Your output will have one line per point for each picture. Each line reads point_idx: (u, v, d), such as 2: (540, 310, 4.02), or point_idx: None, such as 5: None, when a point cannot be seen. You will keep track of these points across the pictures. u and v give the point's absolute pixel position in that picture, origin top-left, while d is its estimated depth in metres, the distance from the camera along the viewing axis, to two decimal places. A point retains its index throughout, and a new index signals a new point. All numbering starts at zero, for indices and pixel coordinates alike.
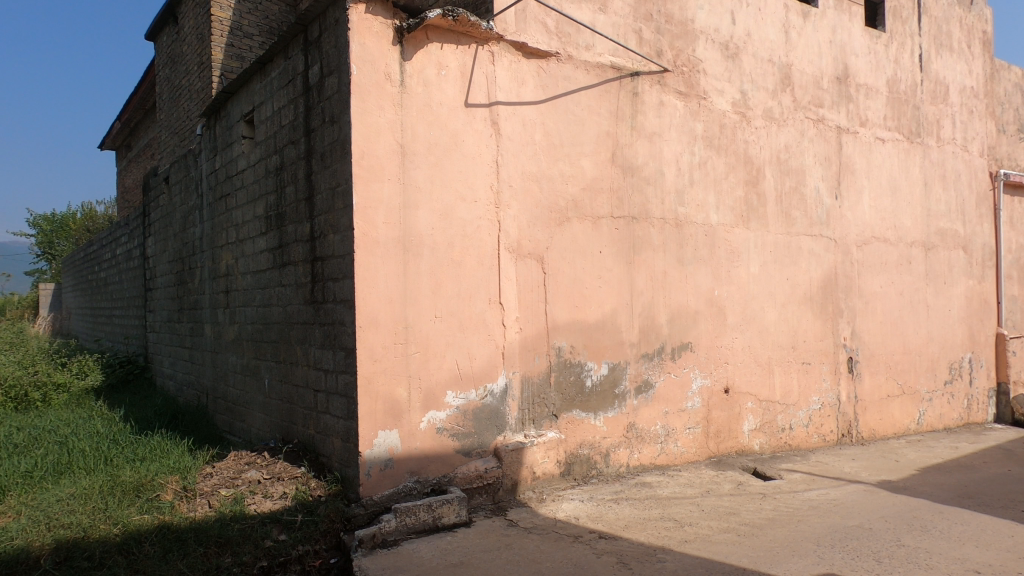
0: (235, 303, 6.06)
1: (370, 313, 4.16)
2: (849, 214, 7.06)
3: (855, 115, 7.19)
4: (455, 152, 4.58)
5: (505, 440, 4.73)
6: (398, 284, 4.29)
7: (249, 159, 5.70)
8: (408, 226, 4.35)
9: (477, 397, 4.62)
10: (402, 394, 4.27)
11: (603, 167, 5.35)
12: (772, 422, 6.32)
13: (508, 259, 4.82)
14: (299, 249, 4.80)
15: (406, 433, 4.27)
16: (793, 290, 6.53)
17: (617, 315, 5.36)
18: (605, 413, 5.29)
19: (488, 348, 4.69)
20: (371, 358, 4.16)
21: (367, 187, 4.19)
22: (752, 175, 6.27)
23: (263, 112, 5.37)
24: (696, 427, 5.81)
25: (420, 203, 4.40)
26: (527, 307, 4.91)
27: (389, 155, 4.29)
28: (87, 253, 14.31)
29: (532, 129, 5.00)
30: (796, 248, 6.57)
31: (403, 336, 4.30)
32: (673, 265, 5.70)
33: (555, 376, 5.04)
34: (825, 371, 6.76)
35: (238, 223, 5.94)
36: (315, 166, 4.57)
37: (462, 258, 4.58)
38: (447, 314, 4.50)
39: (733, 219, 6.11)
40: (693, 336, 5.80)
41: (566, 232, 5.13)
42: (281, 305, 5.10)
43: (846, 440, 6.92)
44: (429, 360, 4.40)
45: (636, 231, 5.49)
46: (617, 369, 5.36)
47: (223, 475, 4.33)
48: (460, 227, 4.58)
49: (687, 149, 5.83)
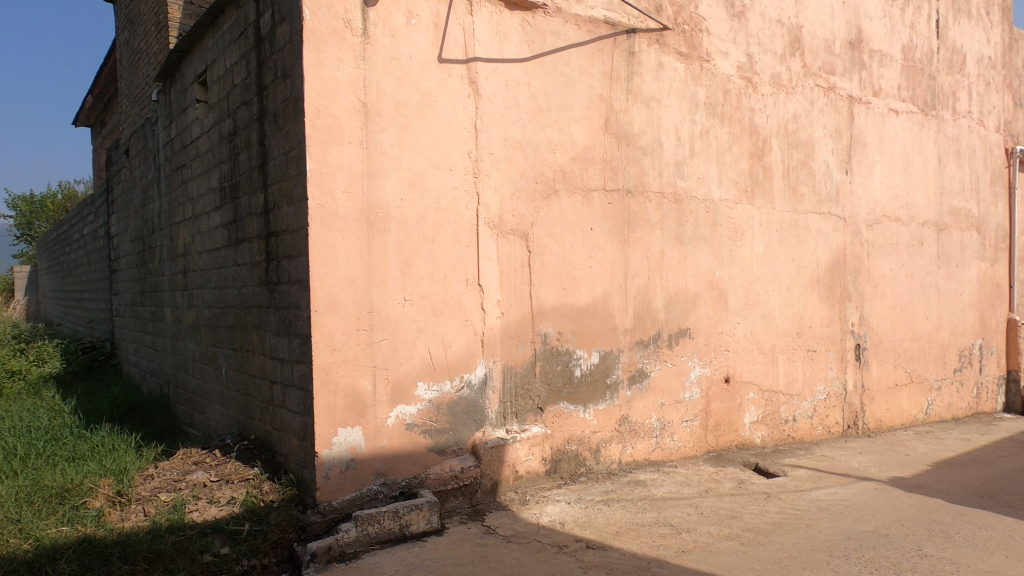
0: (193, 285, 5.53)
1: (329, 295, 3.66)
2: (860, 191, 6.58)
3: (868, 84, 6.66)
4: (427, 113, 4.04)
5: (484, 436, 4.29)
6: (362, 262, 3.77)
7: (203, 125, 5.13)
8: (374, 197, 3.82)
9: (453, 389, 4.15)
10: (367, 387, 3.79)
11: (595, 134, 4.82)
12: (775, 414, 5.90)
13: (488, 235, 4.32)
14: (253, 223, 4.27)
15: (371, 431, 3.80)
16: (800, 272, 6.06)
17: (610, 298, 4.88)
18: (595, 405, 4.83)
19: (466, 335, 4.21)
20: (331, 347, 3.66)
21: (325, 151, 3.65)
22: (758, 147, 5.76)
23: (216, 71, 4.80)
24: (694, 420, 5.37)
25: (387, 172, 3.87)
26: (510, 290, 4.43)
27: (350, 115, 3.74)
28: (59, 235, 13.70)
29: (516, 90, 4.46)
30: (803, 226, 6.09)
31: (368, 321, 3.79)
32: (671, 244, 5.20)
33: (541, 366, 4.57)
34: (831, 359, 6.33)
35: (194, 196, 5.39)
36: (268, 129, 4.02)
37: (435, 233, 4.07)
38: (418, 297, 4.00)
39: (737, 194, 5.61)
40: (692, 321, 5.34)
41: (554, 206, 4.63)
42: (237, 287, 4.59)
43: (852, 432, 6.52)
44: (398, 349, 3.91)
45: (631, 206, 4.99)
46: (609, 358, 4.89)
47: (166, 477, 3.87)
48: (433, 199, 4.06)
49: (688, 117, 5.31)
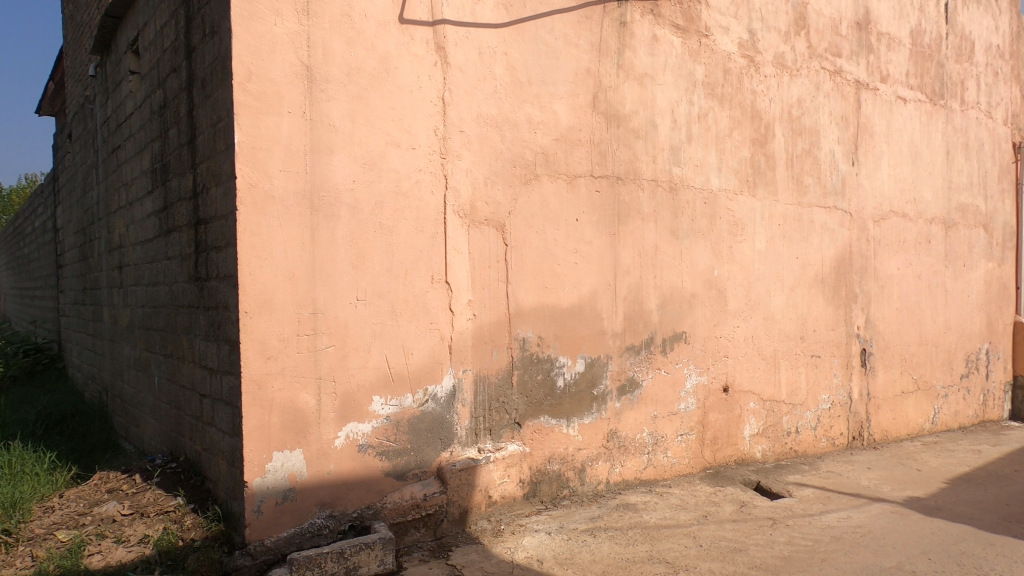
0: (128, 282, 4.88)
1: (262, 294, 3.06)
2: (867, 183, 6.10)
3: (876, 69, 6.18)
4: (386, 81, 3.46)
5: (451, 457, 3.72)
6: (304, 255, 3.18)
7: (136, 100, 4.50)
8: (320, 177, 3.23)
9: (415, 404, 3.58)
10: (310, 402, 3.19)
11: (581, 113, 4.26)
12: (777, 426, 5.40)
13: (458, 226, 3.75)
14: (182, 209, 3.66)
15: (314, 454, 3.21)
16: (804, 271, 5.56)
17: (597, 298, 4.33)
18: (580, 419, 4.28)
19: (430, 341, 3.64)
20: (264, 354, 3.06)
21: (259, 121, 3.04)
22: (760, 133, 5.24)
23: (147, 36, 4.18)
24: (690, 434, 4.84)
25: (336, 149, 3.27)
26: (483, 288, 3.86)
27: (289, 80, 3.13)
28: (14, 229, 12.85)
29: (490, 59, 3.89)
30: (807, 221, 5.59)
31: (311, 324, 3.20)
32: (665, 238, 4.66)
33: (519, 376, 4.01)
34: (836, 365, 5.84)
35: (128, 181, 4.75)
36: (196, 98, 3.41)
37: (394, 222, 3.49)
38: (374, 297, 3.42)
39: (737, 184, 5.09)
40: (688, 324, 4.81)
41: (535, 193, 4.07)
42: (167, 283, 3.97)
43: (857, 444, 6.04)
44: (348, 357, 3.32)
45: (621, 195, 4.45)
46: (596, 366, 4.34)
47: (68, 510, 3.29)
48: (391, 181, 3.48)
49: (685, 97, 4.77)
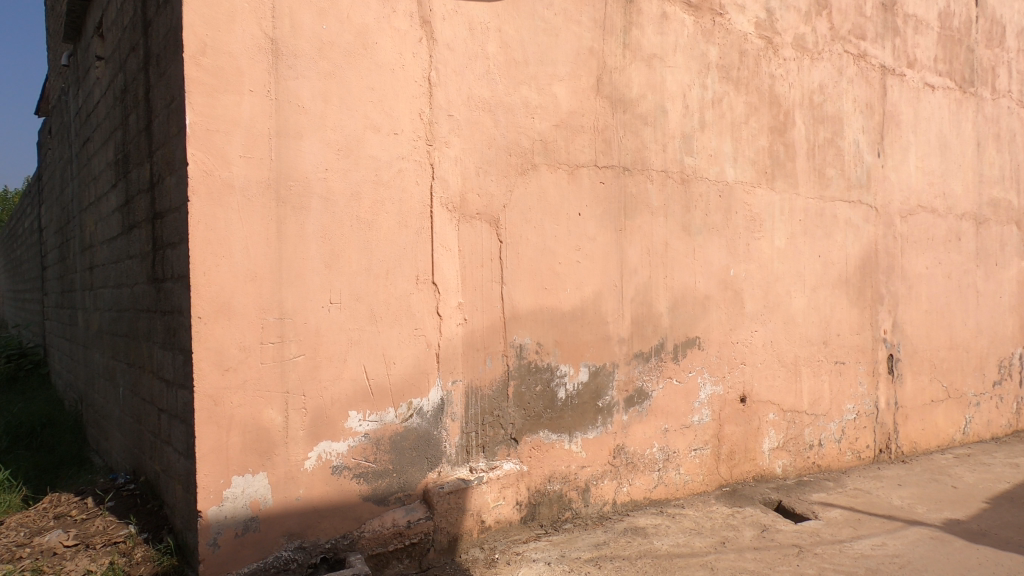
0: (97, 283, 4.53)
1: (219, 296, 2.69)
2: (893, 176, 5.66)
3: (902, 53, 5.75)
4: (363, 57, 3.08)
5: (439, 479, 3.34)
6: (268, 252, 2.81)
7: (102, 87, 4.15)
8: (287, 164, 2.86)
9: (398, 419, 3.20)
10: (276, 419, 2.82)
11: (583, 97, 3.87)
12: (798, 438, 4.97)
13: (446, 220, 3.37)
14: (141, 203, 3.31)
15: (281, 478, 2.83)
16: (827, 270, 5.14)
17: (602, 300, 3.94)
18: (584, 434, 3.88)
19: (415, 348, 3.26)
20: (222, 366, 2.69)
21: (215, 100, 2.68)
22: (780, 121, 4.83)
23: (110, 16, 3.83)
24: (704, 449, 4.43)
25: (305, 133, 2.91)
26: (475, 290, 3.48)
27: (251, 55, 2.77)
28: (8, 231, 12.63)
29: (482, 36, 3.51)
30: (830, 216, 5.16)
31: (277, 330, 2.83)
32: (677, 234, 4.26)
33: (515, 387, 3.62)
34: (861, 373, 5.41)
35: (95, 175, 4.40)
36: (152, 77, 3.06)
37: (374, 216, 3.12)
38: (350, 300, 3.05)
39: (755, 176, 4.67)
40: (702, 329, 4.40)
41: (532, 184, 3.68)
42: (129, 285, 3.61)
43: (884, 457, 5.59)
44: (320, 368, 2.95)
45: (628, 187, 4.05)
46: (601, 375, 3.95)
47: (7, 540, 2.95)
48: (370, 170, 3.11)
49: (698, 80, 4.37)
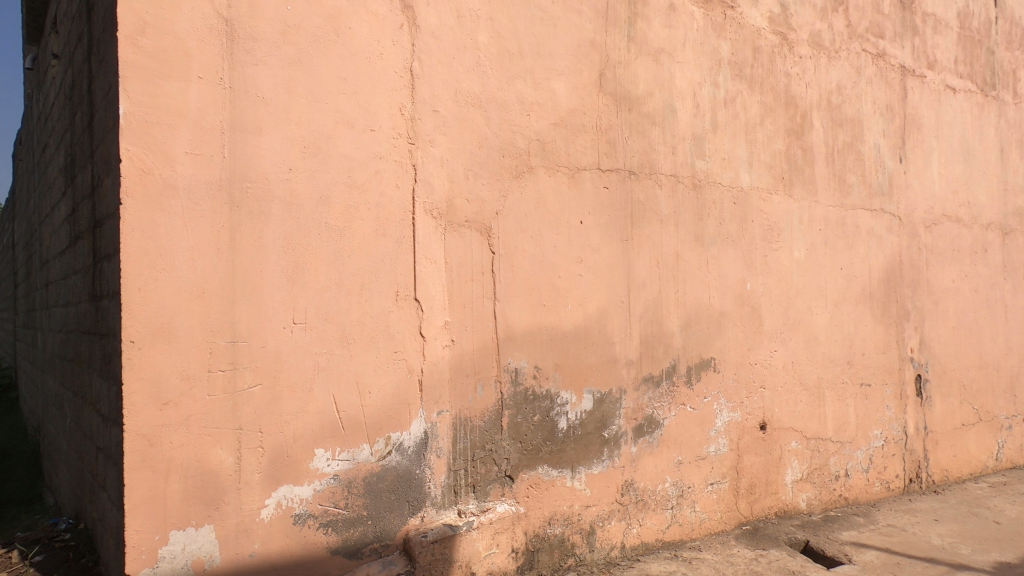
0: (51, 302, 4.11)
1: (158, 316, 2.28)
2: (916, 183, 5.28)
3: (921, 54, 5.41)
4: (334, 43, 2.72)
5: (422, 525, 2.90)
6: (219, 265, 2.41)
7: (57, 87, 3.78)
8: (243, 163, 2.47)
9: (374, 457, 2.77)
10: (226, 461, 2.39)
11: (585, 93, 3.50)
12: (823, 469, 4.52)
13: (431, 229, 2.98)
14: (84, 210, 2.91)
15: (231, 532, 2.40)
16: (849, 285, 4.73)
17: (607, 318, 3.53)
18: (588, 469, 3.44)
19: (394, 375, 2.84)
20: (159, 399, 2.27)
21: (156, 87, 2.30)
22: (797, 123, 4.47)
23: (62, 7, 3.47)
24: (721, 483, 3.99)
25: (265, 127, 2.53)
26: (463, 307, 3.07)
27: (201, 36, 2.39)
28: None
29: (471, 25, 3.15)
30: (852, 226, 4.77)
31: (229, 355, 2.42)
32: (689, 245, 3.86)
33: (510, 418, 3.19)
34: (888, 396, 4.97)
35: (51, 184, 4.02)
36: (93, 67, 2.68)
37: (346, 223, 2.73)
38: (318, 320, 2.64)
39: (771, 182, 4.29)
40: (717, 349, 3.98)
41: (528, 189, 3.29)
42: (74, 303, 3.20)
43: (915, 488, 5.13)
44: (281, 400, 2.53)
45: (635, 193, 3.67)
46: (607, 402, 3.52)
47: None
48: (342, 170, 2.72)
49: (709, 78, 4.01)
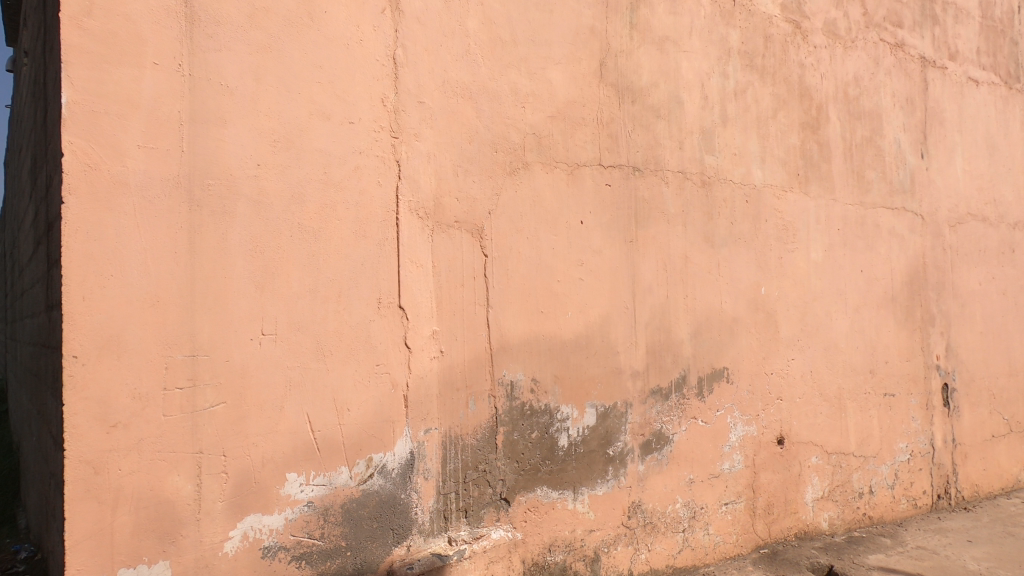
0: (24, 312, 3.91)
1: (105, 328, 2.05)
2: (939, 180, 4.98)
3: (942, 44, 5.13)
4: (308, 28, 2.49)
5: (408, 555, 2.64)
6: (177, 270, 2.18)
7: (26, 85, 3.58)
8: (204, 157, 2.24)
9: (353, 482, 2.51)
10: (184, 489, 2.15)
11: (584, 84, 3.26)
12: (846, 486, 4.21)
13: (416, 230, 2.73)
14: (41, 214, 2.70)
15: (189, 569, 2.15)
16: (870, 288, 4.43)
17: (611, 326, 3.26)
18: (591, 490, 3.17)
19: (376, 390, 2.59)
20: (107, 421, 2.03)
21: (104, 74, 2.08)
22: (812, 116, 4.20)
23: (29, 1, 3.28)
24: (736, 503, 3.69)
25: (230, 118, 2.30)
26: (453, 315, 2.81)
27: (155, 18, 2.17)
28: None
29: (460, 10, 2.92)
30: (872, 225, 4.48)
31: (188, 370, 2.18)
32: (698, 246, 3.59)
33: (505, 435, 2.93)
34: (914, 406, 4.65)
35: (22, 190, 3.83)
36: (47, 58, 2.47)
37: (322, 224, 2.49)
38: (290, 331, 2.40)
39: (786, 179, 4.02)
40: (730, 358, 3.70)
41: (524, 186, 3.04)
42: (35, 314, 2.99)
43: (944, 505, 4.80)
44: (248, 420, 2.29)
45: (639, 190, 3.41)
46: (611, 417, 3.25)
47: None
48: (317, 166, 2.49)
49: (718, 68, 3.76)
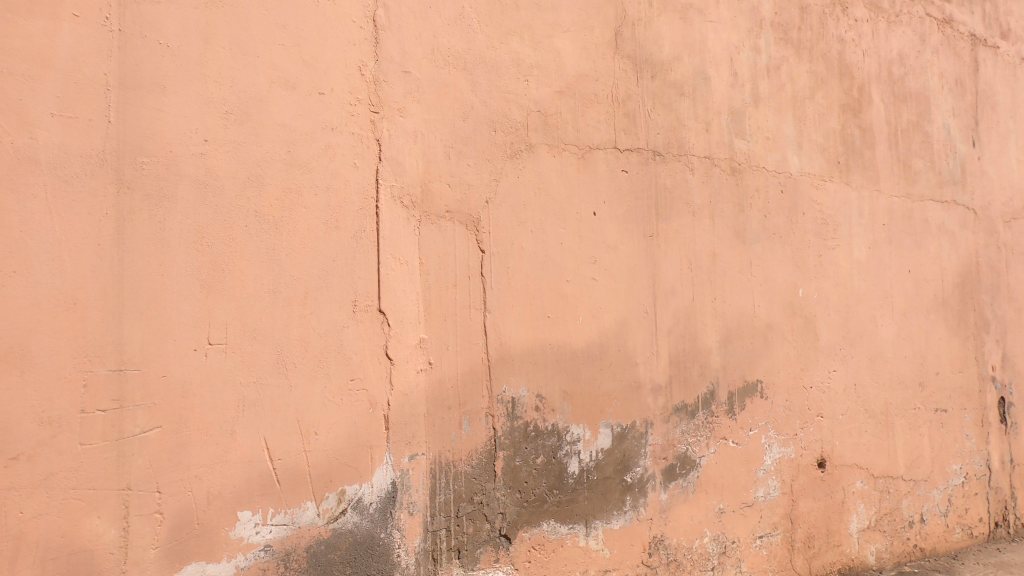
0: None
1: (7, 335, 1.71)
2: (992, 170, 4.48)
3: (993, 21, 4.64)
4: None
5: None
6: (100, 267, 1.82)
7: None
8: (137, 130, 1.88)
9: (321, 519, 2.10)
10: (106, 533, 1.79)
11: (596, 56, 2.84)
12: (894, 514, 3.72)
13: (400, 220, 2.32)
14: None
15: None
16: (919, 290, 3.95)
17: (628, 333, 2.82)
18: (606, 524, 2.72)
19: (349, 410, 2.18)
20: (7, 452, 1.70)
21: (10, 28, 1.74)
22: (853, 97, 3.74)
23: None
24: (773, 535, 3.23)
25: (171, 84, 1.93)
26: (443, 321, 2.40)
27: None
28: None
29: None
30: (920, 220, 4.00)
31: (113, 388, 1.82)
32: (727, 242, 3.15)
33: (506, 461, 2.50)
34: (968, 424, 4.14)
35: None
36: None
37: (284, 212, 2.09)
38: (243, 340, 2.00)
39: (825, 167, 3.56)
40: (764, 370, 3.24)
41: (527, 171, 2.63)
42: None
43: (1002, 534, 4.27)
44: (189, 448, 1.90)
45: (660, 178, 2.98)
46: (629, 438, 2.80)
47: None
48: (279, 143, 2.09)
49: (748, 42, 3.32)
